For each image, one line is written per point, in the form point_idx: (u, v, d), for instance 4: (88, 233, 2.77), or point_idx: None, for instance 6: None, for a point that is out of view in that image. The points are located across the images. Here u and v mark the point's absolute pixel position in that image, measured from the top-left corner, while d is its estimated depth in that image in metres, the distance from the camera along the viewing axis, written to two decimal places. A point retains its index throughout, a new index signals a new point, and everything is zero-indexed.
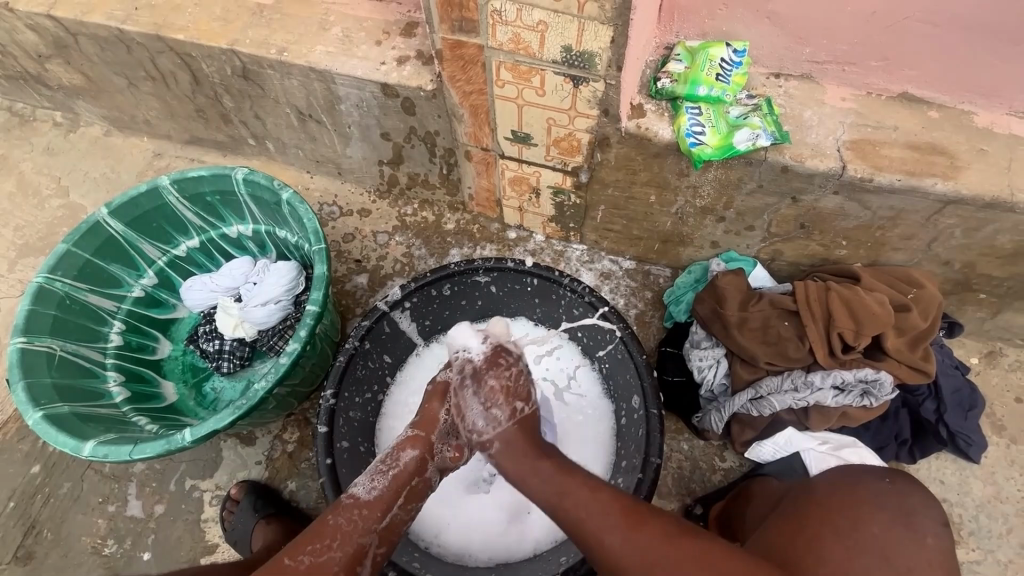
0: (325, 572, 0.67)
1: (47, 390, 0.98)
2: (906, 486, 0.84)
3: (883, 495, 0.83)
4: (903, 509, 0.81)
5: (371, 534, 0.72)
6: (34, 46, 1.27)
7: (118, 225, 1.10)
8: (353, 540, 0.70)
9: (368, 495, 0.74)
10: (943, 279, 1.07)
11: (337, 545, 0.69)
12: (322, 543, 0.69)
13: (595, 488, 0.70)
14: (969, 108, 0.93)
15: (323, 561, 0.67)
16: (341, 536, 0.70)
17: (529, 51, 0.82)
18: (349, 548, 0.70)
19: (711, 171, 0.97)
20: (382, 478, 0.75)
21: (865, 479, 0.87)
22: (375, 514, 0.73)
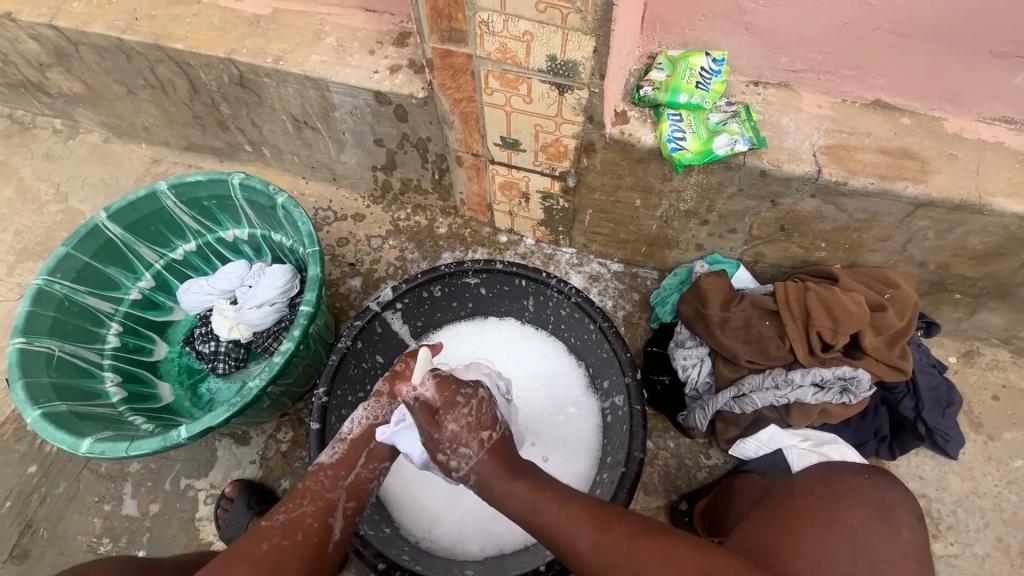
0: (299, 525, 0.73)
1: (45, 389, 1.00)
2: (884, 480, 0.87)
3: (861, 490, 0.86)
4: (880, 503, 0.84)
5: (339, 489, 0.80)
6: (35, 55, 1.30)
7: (116, 229, 1.13)
8: (323, 496, 0.78)
9: (332, 459, 0.83)
10: (919, 280, 1.10)
11: (308, 502, 0.76)
12: (293, 502, 0.76)
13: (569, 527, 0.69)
14: (939, 115, 0.97)
15: (297, 517, 0.74)
16: (310, 494, 0.77)
17: (515, 60, 0.86)
18: (320, 502, 0.77)
19: (693, 176, 1.00)
20: (343, 441, 0.85)
21: (845, 475, 0.88)
22: (340, 472, 0.81)
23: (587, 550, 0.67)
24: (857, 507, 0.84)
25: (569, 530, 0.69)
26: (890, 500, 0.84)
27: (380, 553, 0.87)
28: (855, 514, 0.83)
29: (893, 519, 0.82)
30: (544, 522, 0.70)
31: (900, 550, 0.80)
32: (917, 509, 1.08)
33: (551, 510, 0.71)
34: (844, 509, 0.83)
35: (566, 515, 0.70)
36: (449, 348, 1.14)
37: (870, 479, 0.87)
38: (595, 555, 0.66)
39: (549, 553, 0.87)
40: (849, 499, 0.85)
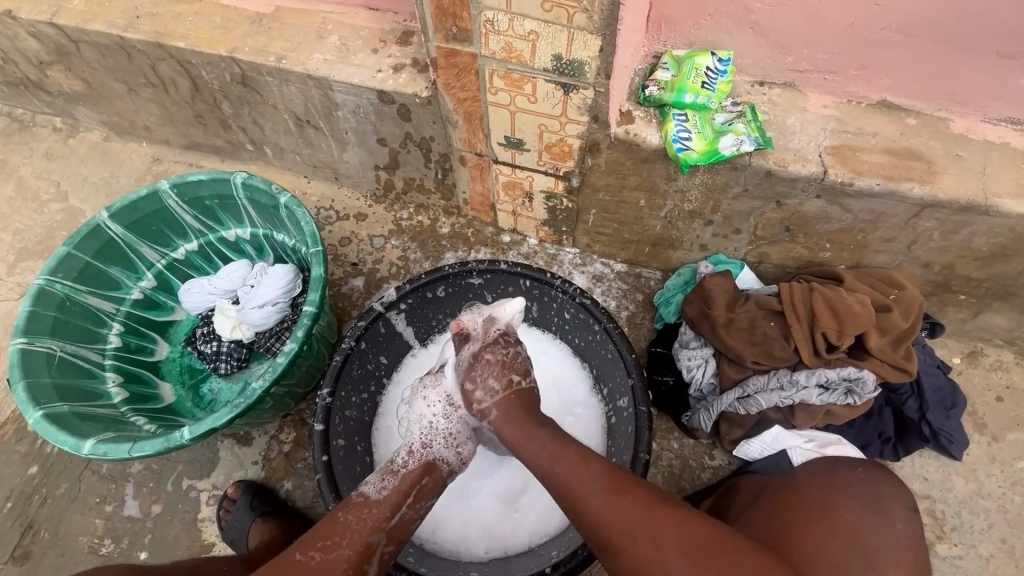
0: (335, 569, 0.69)
1: (46, 390, 0.99)
2: (878, 474, 0.89)
3: (855, 482, 0.88)
4: (875, 496, 0.86)
5: (380, 532, 0.74)
6: (35, 53, 1.29)
7: (117, 228, 1.12)
8: (362, 539, 0.72)
9: (378, 494, 0.77)
10: (923, 281, 1.10)
11: (346, 543, 0.71)
12: (331, 540, 0.71)
13: (584, 457, 0.70)
14: (946, 115, 0.96)
15: (333, 558, 0.69)
16: (352, 535, 0.72)
17: (521, 60, 0.85)
18: (359, 547, 0.71)
19: (698, 176, 0.99)
20: (393, 479, 0.80)
21: (838, 468, 0.90)
22: (384, 514, 0.75)
23: (598, 511, 0.66)
24: (854, 502, 0.85)
25: (588, 489, 0.67)
26: (884, 492, 0.87)
27: None
28: (850, 508, 0.84)
29: (888, 512, 0.84)
30: (563, 476, 0.69)
31: (898, 543, 0.81)
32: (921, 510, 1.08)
33: (571, 465, 0.69)
34: (841, 503, 0.85)
35: (585, 473, 0.69)
36: None
37: (866, 473, 0.89)
38: (613, 517, 0.65)
39: (553, 556, 0.87)
40: (845, 492, 0.86)
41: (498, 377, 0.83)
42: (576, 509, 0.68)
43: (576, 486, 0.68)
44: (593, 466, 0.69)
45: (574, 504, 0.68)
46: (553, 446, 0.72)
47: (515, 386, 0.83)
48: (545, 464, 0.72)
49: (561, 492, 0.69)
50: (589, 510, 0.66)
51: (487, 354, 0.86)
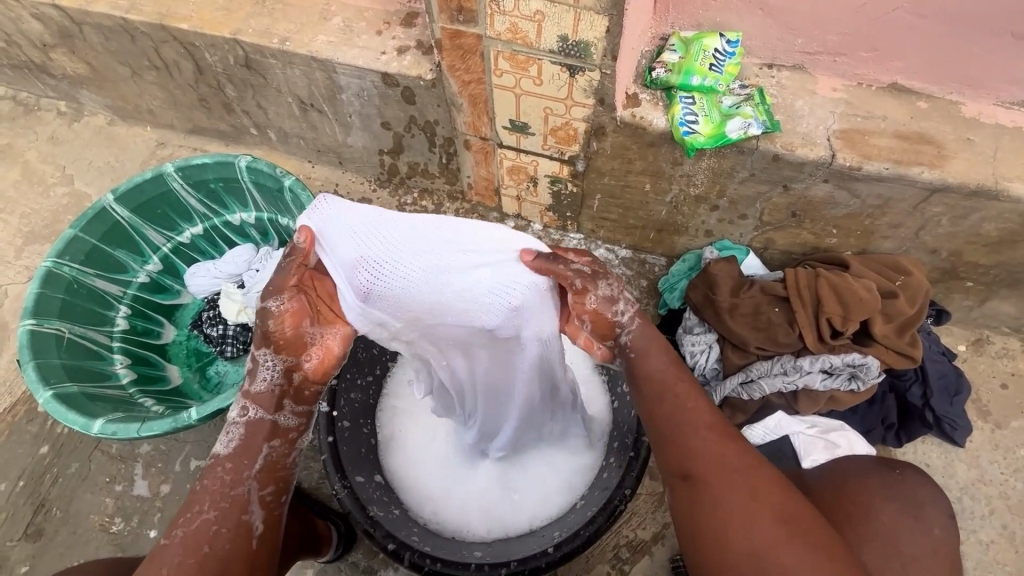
0: (204, 535, 0.70)
1: (56, 371, 1.01)
2: (915, 477, 0.90)
3: (894, 487, 0.89)
4: (915, 502, 0.88)
5: (247, 482, 0.74)
6: (38, 35, 1.29)
7: (124, 211, 1.13)
8: (227, 496, 0.73)
9: (229, 449, 0.76)
10: (930, 268, 1.10)
11: (208, 508, 0.72)
12: (194, 510, 0.72)
13: (697, 401, 0.73)
14: (957, 99, 0.95)
15: (196, 528, 0.71)
16: (211, 498, 0.72)
17: (526, 41, 0.84)
18: (224, 504, 0.72)
19: (704, 160, 0.99)
20: (236, 429, 0.76)
21: (876, 471, 0.91)
22: (243, 464, 0.75)
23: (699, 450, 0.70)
24: (891, 505, 0.87)
25: (694, 428, 0.71)
26: (921, 499, 0.88)
27: (390, 534, 0.88)
28: (889, 514, 0.86)
29: (927, 519, 0.87)
30: (666, 412, 0.73)
31: (932, 548, 0.85)
32: None
33: (678, 403, 0.73)
34: (878, 507, 0.87)
35: (696, 412, 0.72)
36: None
37: (904, 478, 0.90)
38: (708, 458, 0.69)
39: (555, 537, 0.89)
40: (883, 499, 0.87)
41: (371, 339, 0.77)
42: (672, 440, 0.72)
43: (681, 420, 0.72)
44: (703, 411, 0.73)
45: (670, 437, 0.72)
46: (671, 379, 0.75)
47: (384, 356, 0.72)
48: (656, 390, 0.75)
49: (659, 424, 0.73)
50: (686, 446, 0.71)
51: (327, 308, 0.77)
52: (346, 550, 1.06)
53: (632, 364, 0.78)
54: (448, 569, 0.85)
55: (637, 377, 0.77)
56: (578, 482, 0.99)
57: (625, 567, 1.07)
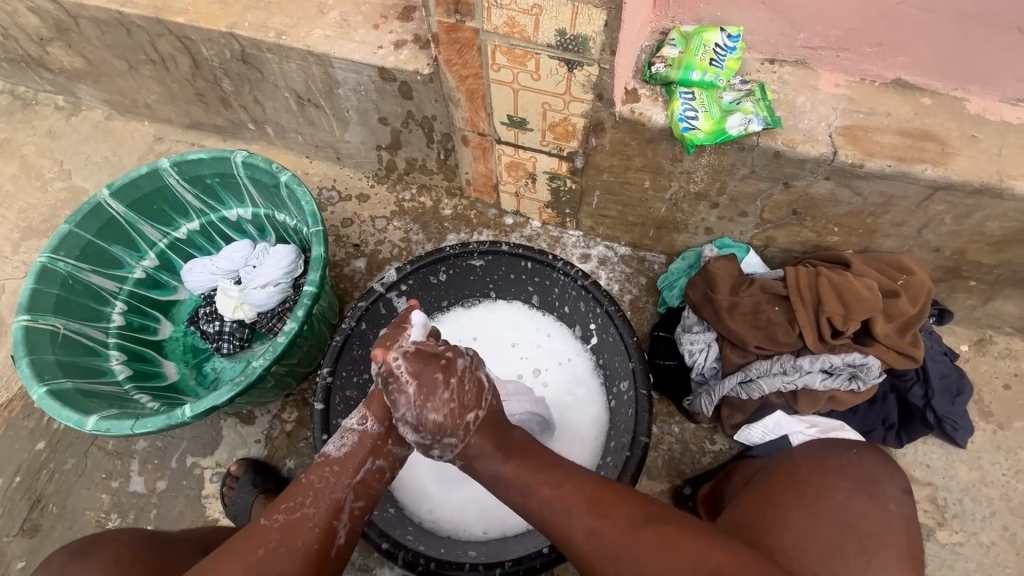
0: (300, 529, 0.70)
1: (50, 367, 1.00)
2: (870, 456, 0.89)
3: (849, 465, 0.87)
4: (867, 477, 0.85)
5: (346, 488, 0.76)
6: (35, 29, 1.28)
7: (119, 206, 1.12)
8: (326, 497, 0.74)
9: (339, 453, 0.78)
10: (933, 267, 1.08)
11: (310, 502, 0.73)
12: (295, 501, 0.72)
13: (560, 481, 0.73)
14: (962, 95, 0.93)
15: (298, 518, 0.71)
16: (313, 493, 0.74)
17: (524, 35, 0.83)
18: (325, 502, 0.73)
19: (704, 156, 0.97)
20: (351, 435, 0.79)
21: (833, 450, 0.90)
22: (347, 471, 0.77)
23: (584, 539, 0.68)
24: (845, 483, 0.85)
25: (566, 521, 0.69)
26: (877, 475, 0.86)
27: (384, 533, 0.87)
28: (844, 489, 0.84)
29: (882, 494, 0.84)
30: (548, 520, 0.70)
31: (890, 523, 0.81)
32: (922, 497, 1.07)
33: (547, 503, 0.71)
34: (834, 484, 0.85)
35: (560, 497, 0.71)
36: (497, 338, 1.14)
37: (858, 455, 0.89)
38: (593, 541, 0.67)
39: (551, 536, 0.88)
40: (838, 474, 0.86)
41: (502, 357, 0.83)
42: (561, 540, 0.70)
43: (557, 510, 0.70)
44: (570, 487, 0.72)
45: (558, 539, 0.70)
46: (526, 469, 0.75)
47: None
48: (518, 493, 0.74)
49: (546, 528, 0.71)
50: (574, 539, 0.68)
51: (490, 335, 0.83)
52: None
53: (491, 461, 0.77)
54: (442, 570, 0.84)
55: (498, 482, 0.75)
56: None
57: None
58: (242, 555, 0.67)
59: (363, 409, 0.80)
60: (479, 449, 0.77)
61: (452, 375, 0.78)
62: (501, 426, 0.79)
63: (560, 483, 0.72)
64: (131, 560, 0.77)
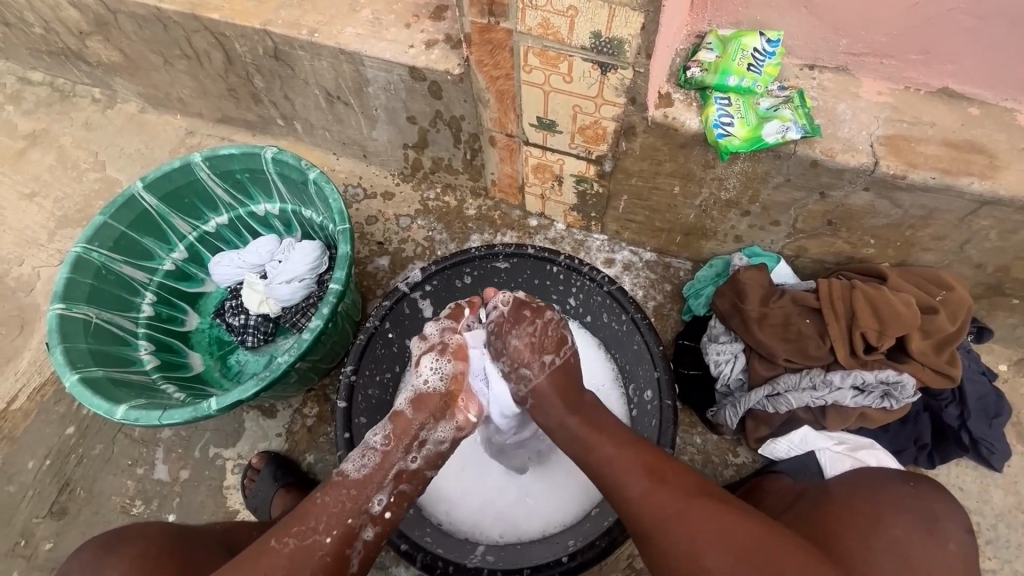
0: (311, 554, 0.72)
1: (83, 355, 1.02)
2: (929, 492, 0.83)
3: (905, 498, 0.82)
4: (927, 513, 0.79)
5: (362, 515, 0.77)
6: (75, 23, 1.31)
7: (151, 199, 1.14)
8: (341, 523, 0.75)
9: (358, 474, 0.79)
10: (973, 283, 1.04)
11: (323, 528, 0.74)
12: (307, 526, 0.73)
13: (623, 438, 0.77)
14: (1013, 106, 0.89)
15: (310, 544, 0.72)
16: (329, 520, 0.75)
17: (558, 37, 0.82)
18: (338, 531, 0.74)
19: (738, 163, 0.95)
20: (373, 455, 0.80)
21: (887, 484, 0.85)
22: (363, 496, 0.77)
23: (634, 494, 0.71)
24: (902, 516, 0.79)
25: (625, 478, 0.73)
26: (937, 512, 0.80)
27: (403, 534, 0.88)
28: (900, 522, 0.78)
29: (941, 532, 0.77)
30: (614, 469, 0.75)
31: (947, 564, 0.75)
32: None
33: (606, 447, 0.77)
34: (890, 517, 0.79)
35: (589, 431, 0.80)
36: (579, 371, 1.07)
37: (915, 490, 0.83)
38: (646, 500, 0.70)
39: (570, 545, 0.86)
40: (893, 507, 0.80)
41: (531, 363, 0.86)
42: (612, 491, 0.73)
43: (616, 462, 0.74)
44: (629, 445, 0.76)
45: (609, 487, 0.74)
46: (590, 425, 0.80)
47: (549, 368, 0.86)
48: (579, 447, 0.79)
49: (599, 471, 0.75)
50: (625, 496, 0.71)
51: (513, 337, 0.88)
52: None
53: (551, 422, 0.83)
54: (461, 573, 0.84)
55: (563, 430, 0.81)
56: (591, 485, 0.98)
57: None
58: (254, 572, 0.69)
59: (388, 426, 0.82)
60: (546, 395, 0.84)
61: (535, 320, 0.88)
62: (566, 383, 0.86)
63: (613, 434, 0.78)
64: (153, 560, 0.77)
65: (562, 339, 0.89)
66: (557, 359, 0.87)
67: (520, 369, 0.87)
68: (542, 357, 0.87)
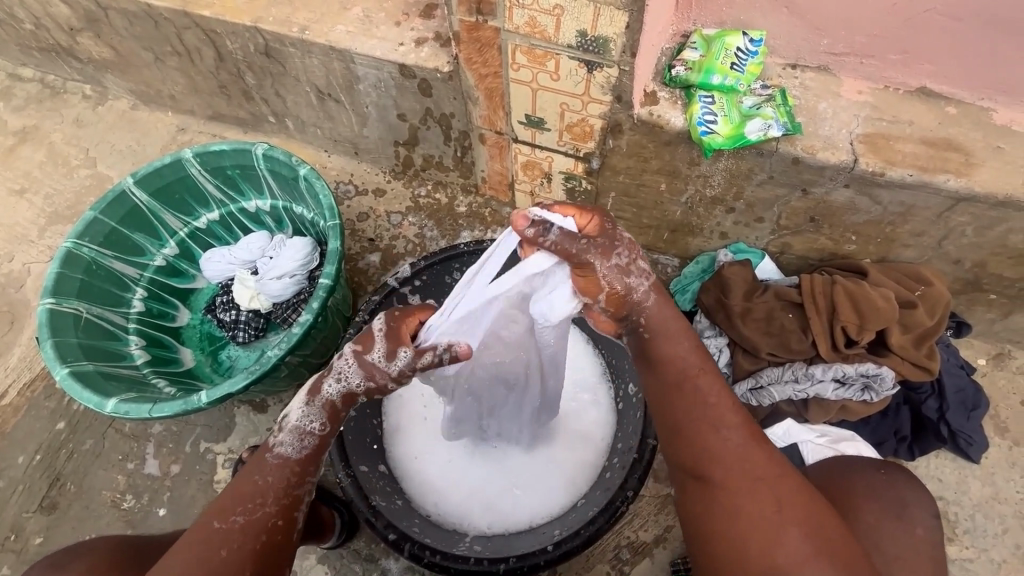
0: (262, 528, 0.69)
1: (73, 350, 1.03)
2: (901, 477, 0.84)
3: (877, 487, 0.83)
4: (898, 500, 0.81)
5: (305, 481, 0.74)
6: (66, 19, 1.31)
7: (142, 195, 1.14)
8: (286, 493, 0.72)
9: (299, 454, 0.74)
10: (952, 278, 1.07)
11: (269, 501, 0.71)
12: (253, 502, 0.70)
13: (728, 395, 0.72)
14: (988, 105, 0.92)
15: (254, 520, 0.69)
16: (274, 493, 0.71)
17: (544, 35, 0.83)
18: (284, 499, 0.72)
19: (722, 160, 0.97)
20: (311, 438, 0.74)
21: (859, 470, 0.85)
22: (304, 467, 0.74)
23: (722, 446, 0.68)
24: (874, 505, 0.80)
25: (720, 427, 0.70)
26: (907, 499, 0.81)
27: (391, 524, 0.88)
28: (872, 512, 0.80)
29: (908, 518, 0.80)
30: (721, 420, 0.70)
31: (915, 549, 0.78)
32: None
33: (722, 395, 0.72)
34: (862, 507, 0.81)
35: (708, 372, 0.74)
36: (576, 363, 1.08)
37: (887, 476, 0.84)
38: (735, 455, 0.67)
39: (556, 533, 0.88)
40: (866, 497, 0.81)
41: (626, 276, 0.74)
42: (698, 434, 0.70)
43: (710, 415, 0.70)
44: (734, 405, 0.71)
45: (695, 430, 0.70)
46: (707, 370, 0.74)
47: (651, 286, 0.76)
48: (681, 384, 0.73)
49: (690, 413, 0.71)
50: (712, 444, 0.69)
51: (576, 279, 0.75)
52: (348, 538, 1.07)
53: (655, 349, 0.76)
54: (447, 562, 0.85)
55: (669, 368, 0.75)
56: (576, 477, 0.99)
57: (626, 568, 1.07)
58: (206, 556, 0.66)
59: (321, 411, 0.75)
60: (654, 328, 0.76)
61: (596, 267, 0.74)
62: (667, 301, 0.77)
63: (719, 389, 0.72)
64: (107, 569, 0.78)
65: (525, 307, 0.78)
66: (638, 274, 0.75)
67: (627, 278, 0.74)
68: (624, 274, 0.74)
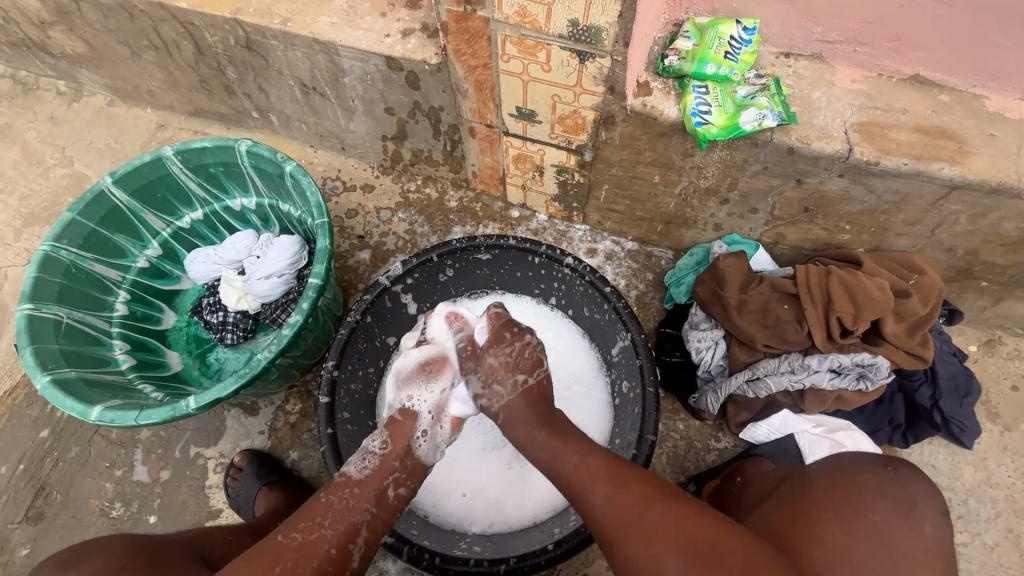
0: (317, 549, 0.70)
1: (54, 356, 1.00)
2: (906, 473, 0.84)
3: (881, 484, 0.83)
4: (905, 498, 0.81)
5: (364, 511, 0.74)
6: (36, 13, 1.26)
7: (122, 195, 1.11)
8: (345, 518, 0.73)
9: (360, 474, 0.77)
10: (944, 266, 1.07)
11: (328, 523, 0.72)
12: (313, 520, 0.71)
13: (588, 452, 0.73)
14: (981, 93, 0.91)
15: (315, 539, 0.70)
16: (333, 515, 0.72)
17: (535, 25, 0.81)
18: (341, 524, 0.72)
19: (716, 152, 0.96)
20: (372, 458, 0.78)
21: (863, 467, 0.86)
22: (366, 494, 0.75)
23: (600, 504, 0.68)
24: (881, 503, 0.80)
25: (592, 486, 0.70)
26: (914, 497, 0.81)
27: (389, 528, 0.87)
28: (880, 510, 0.79)
29: (917, 516, 0.79)
30: (626, 515, 0.67)
31: (926, 548, 0.76)
32: None
33: (613, 493, 0.68)
34: (868, 504, 0.80)
35: (588, 467, 0.71)
36: (573, 357, 1.08)
37: (892, 472, 0.84)
38: (613, 507, 0.68)
39: (556, 533, 0.87)
40: (871, 493, 0.81)
41: (503, 380, 0.80)
42: (579, 502, 0.70)
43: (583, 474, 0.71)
44: (599, 458, 0.72)
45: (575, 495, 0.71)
46: (559, 437, 0.75)
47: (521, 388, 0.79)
48: (547, 457, 0.74)
49: (564, 483, 0.72)
50: (593, 507, 0.69)
51: (490, 357, 0.81)
52: None
53: (521, 442, 0.77)
54: (448, 565, 0.84)
55: (530, 444, 0.76)
56: None
57: None
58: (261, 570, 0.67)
59: (386, 431, 0.80)
60: (515, 414, 0.78)
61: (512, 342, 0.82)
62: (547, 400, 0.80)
63: (576, 452, 0.73)
64: (123, 565, 0.73)
65: (541, 360, 0.82)
66: (531, 378, 0.80)
67: (492, 386, 0.80)
68: (514, 375, 0.80)
